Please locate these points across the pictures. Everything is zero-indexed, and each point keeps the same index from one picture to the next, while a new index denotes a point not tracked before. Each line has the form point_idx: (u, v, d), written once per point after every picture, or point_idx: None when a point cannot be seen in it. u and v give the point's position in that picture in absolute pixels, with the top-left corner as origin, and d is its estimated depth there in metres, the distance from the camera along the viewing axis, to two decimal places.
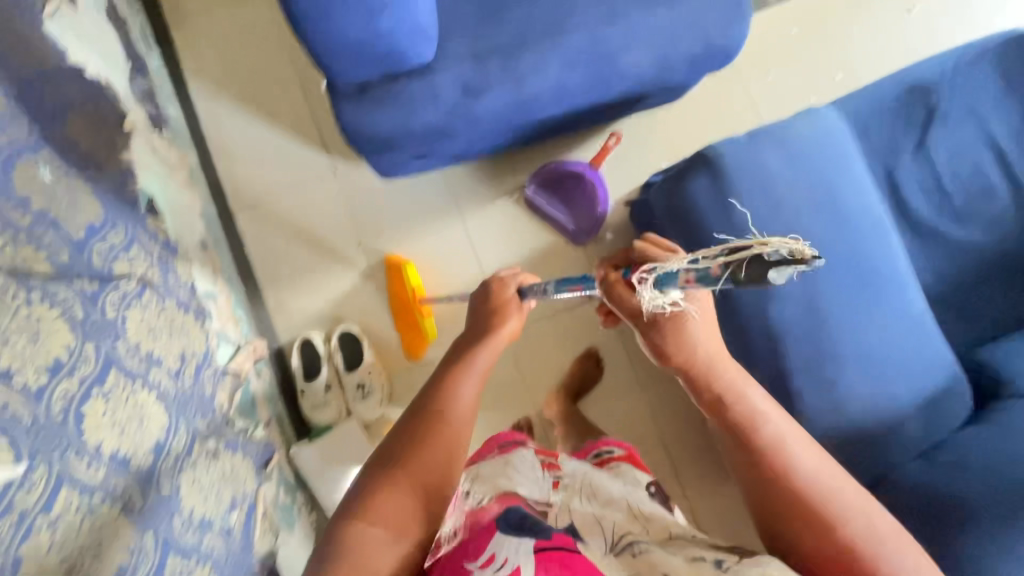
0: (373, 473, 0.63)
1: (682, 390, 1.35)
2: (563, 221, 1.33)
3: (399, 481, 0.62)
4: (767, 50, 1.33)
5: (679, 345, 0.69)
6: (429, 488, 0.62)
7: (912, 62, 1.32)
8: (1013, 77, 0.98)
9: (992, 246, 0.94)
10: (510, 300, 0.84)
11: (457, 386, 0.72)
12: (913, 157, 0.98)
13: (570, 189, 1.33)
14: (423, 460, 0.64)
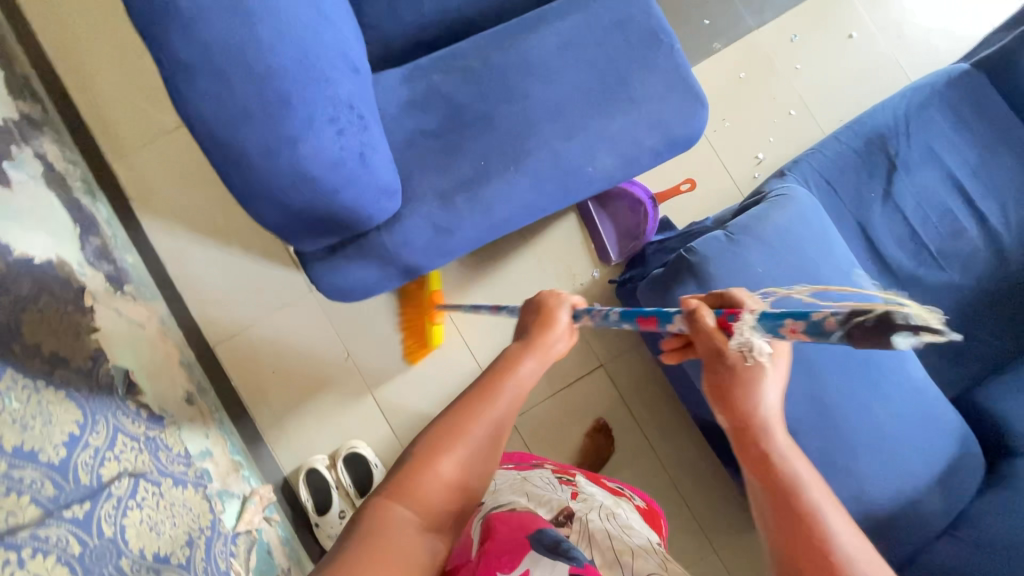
0: (399, 475, 0.51)
1: (695, 445, 1.34)
2: (610, 250, 1.31)
3: (427, 496, 0.50)
4: (719, 98, 1.35)
5: (747, 391, 0.55)
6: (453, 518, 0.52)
7: (855, 90, 1.36)
8: (962, 115, 1.01)
9: (970, 285, 0.97)
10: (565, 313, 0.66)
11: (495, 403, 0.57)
12: (882, 208, 1.00)
13: (621, 214, 1.29)
14: (459, 476, 0.53)
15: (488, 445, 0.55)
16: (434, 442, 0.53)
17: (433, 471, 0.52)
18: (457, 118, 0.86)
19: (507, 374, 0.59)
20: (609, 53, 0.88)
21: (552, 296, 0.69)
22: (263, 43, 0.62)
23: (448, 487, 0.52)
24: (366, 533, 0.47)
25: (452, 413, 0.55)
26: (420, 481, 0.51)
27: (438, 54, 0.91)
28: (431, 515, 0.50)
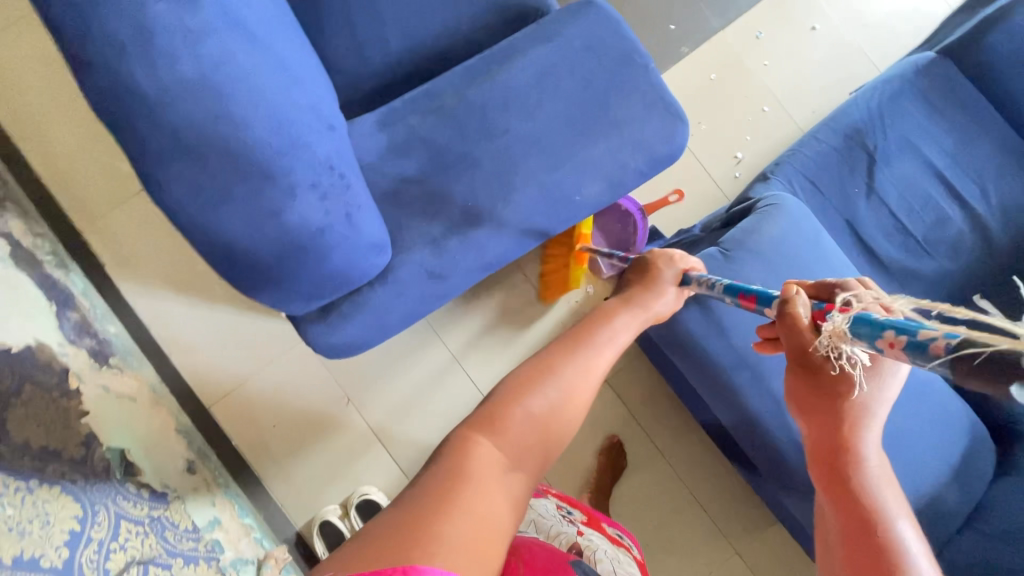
0: (486, 408, 0.59)
1: (707, 449, 1.33)
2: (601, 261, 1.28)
3: (511, 428, 0.57)
4: (693, 101, 1.35)
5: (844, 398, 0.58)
6: (535, 452, 0.57)
7: (823, 82, 1.37)
8: (935, 102, 1.02)
9: (959, 271, 0.98)
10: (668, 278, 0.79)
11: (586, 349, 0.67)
12: (867, 202, 1.00)
13: (614, 225, 1.27)
14: (542, 413, 0.60)
15: (567, 389, 0.63)
16: (522, 381, 0.62)
17: (518, 405, 0.59)
18: (437, 160, 0.84)
19: (594, 336, 0.69)
20: (584, 78, 0.87)
21: (663, 259, 0.81)
22: (236, 120, 0.61)
23: (530, 422, 0.59)
24: (449, 458, 0.52)
25: (538, 361, 0.65)
26: (506, 411, 0.58)
27: (410, 95, 0.89)
28: (512, 448, 0.56)
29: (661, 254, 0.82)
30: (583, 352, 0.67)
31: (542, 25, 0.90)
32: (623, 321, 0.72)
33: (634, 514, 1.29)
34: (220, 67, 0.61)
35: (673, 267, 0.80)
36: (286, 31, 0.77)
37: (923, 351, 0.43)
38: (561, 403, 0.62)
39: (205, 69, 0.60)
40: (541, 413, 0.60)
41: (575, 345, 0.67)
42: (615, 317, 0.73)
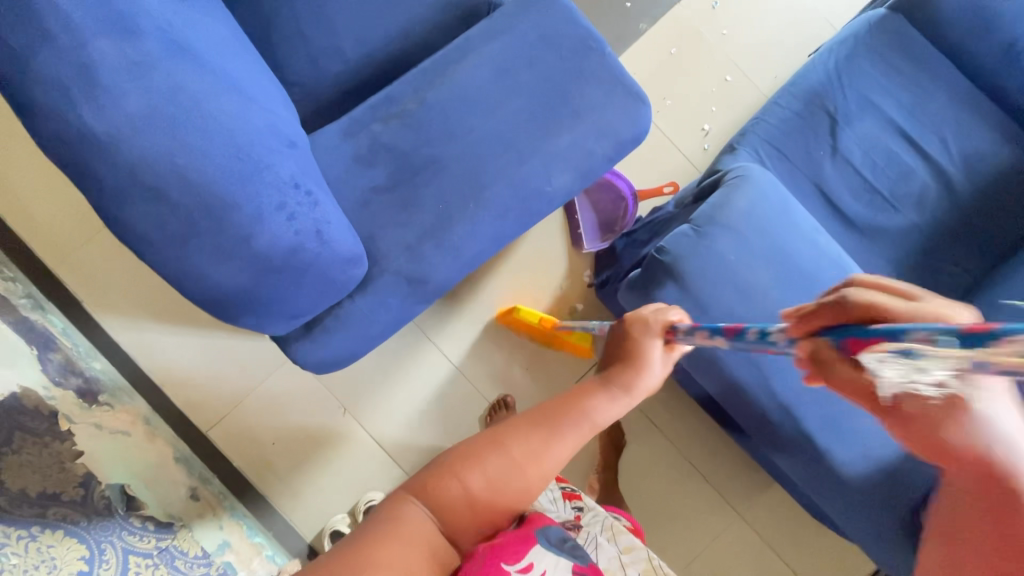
0: (428, 472, 0.56)
1: (703, 419, 1.36)
2: (590, 238, 1.29)
3: (443, 500, 0.54)
4: (656, 78, 1.35)
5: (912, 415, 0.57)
6: (466, 527, 0.54)
7: (781, 47, 1.38)
8: (890, 58, 1.03)
9: (926, 222, 1.00)
10: (652, 345, 0.65)
11: (548, 430, 0.58)
12: (833, 164, 1.02)
13: (606, 207, 1.28)
14: (482, 494, 0.55)
15: (516, 476, 0.56)
16: (465, 455, 0.56)
17: (458, 479, 0.55)
18: (403, 165, 0.84)
19: (562, 414, 0.59)
20: (542, 68, 0.87)
21: (637, 323, 0.67)
22: (193, 151, 0.61)
23: (466, 500, 0.54)
24: (381, 519, 0.53)
25: (489, 435, 0.58)
26: (441, 485, 0.54)
27: (371, 102, 0.88)
28: (446, 516, 0.54)
29: (637, 316, 0.68)
30: (544, 433, 0.57)
31: (495, 18, 0.90)
32: (598, 400, 0.60)
33: (637, 489, 1.32)
34: (171, 100, 0.61)
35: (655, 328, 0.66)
36: (235, 53, 0.76)
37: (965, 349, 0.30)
38: (508, 485, 0.55)
39: (156, 103, 0.59)
40: (482, 491, 0.55)
41: (533, 422, 0.58)
42: (589, 397, 0.61)
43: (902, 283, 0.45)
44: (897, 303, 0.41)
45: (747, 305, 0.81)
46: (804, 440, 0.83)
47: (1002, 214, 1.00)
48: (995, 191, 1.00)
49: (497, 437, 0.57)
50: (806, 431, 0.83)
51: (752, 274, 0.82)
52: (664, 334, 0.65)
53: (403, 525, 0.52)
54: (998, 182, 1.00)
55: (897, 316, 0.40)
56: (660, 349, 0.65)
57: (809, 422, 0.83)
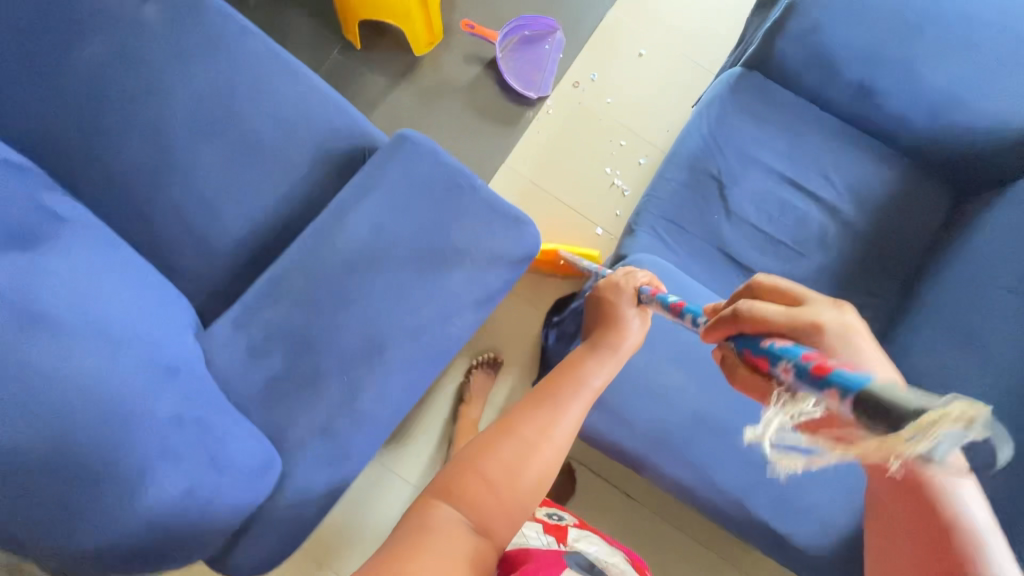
0: (447, 475, 0.62)
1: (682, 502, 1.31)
2: (526, 74, 1.40)
3: (466, 496, 0.60)
4: (554, 159, 1.39)
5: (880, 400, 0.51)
6: (501, 513, 0.60)
7: (667, 101, 1.41)
8: (759, 111, 1.05)
9: (832, 261, 1.01)
10: (628, 308, 0.81)
11: (550, 400, 0.68)
12: (729, 224, 1.03)
13: (524, 51, 1.41)
14: (504, 475, 0.61)
15: (536, 452, 0.63)
16: (481, 444, 0.63)
17: (478, 468, 0.61)
18: (299, 346, 0.83)
19: (565, 386, 0.70)
20: (418, 218, 0.88)
21: (610, 291, 0.85)
22: (61, 432, 0.60)
23: (495, 488, 0.60)
24: (411, 527, 0.58)
25: (501, 422, 0.66)
26: (463, 477, 0.61)
27: (258, 285, 0.87)
28: (475, 506, 0.59)
29: (608, 286, 0.86)
30: (548, 410, 0.67)
31: (363, 175, 0.90)
32: (593, 365, 0.72)
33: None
34: (30, 386, 0.59)
35: (625, 290, 0.84)
36: (105, 286, 0.75)
37: (814, 387, 0.44)
38: (526, 469, 0.62)
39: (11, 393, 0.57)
40: (502, 477, 0.61)
41: (538, 405, 0.67)
42: (586, 364, 0.73)
43: (797, 286, 0.61)
44: (786, 314, 0.55)
45: (659, 406, 0.82)
46: (760, 529, 0.80)
47: (907, 237, 1.00)
48: (893, 217, 1.01)
49: (507, 423, 0.65)
50: (759, 520, 0.80)
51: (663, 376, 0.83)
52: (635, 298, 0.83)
53: (435, 526, 0.57)
54: (891, 208, 1.01)
55: (774, 320, 0.55)
56: (635, 312, 0.81)
57: (761, 512, 0.80)
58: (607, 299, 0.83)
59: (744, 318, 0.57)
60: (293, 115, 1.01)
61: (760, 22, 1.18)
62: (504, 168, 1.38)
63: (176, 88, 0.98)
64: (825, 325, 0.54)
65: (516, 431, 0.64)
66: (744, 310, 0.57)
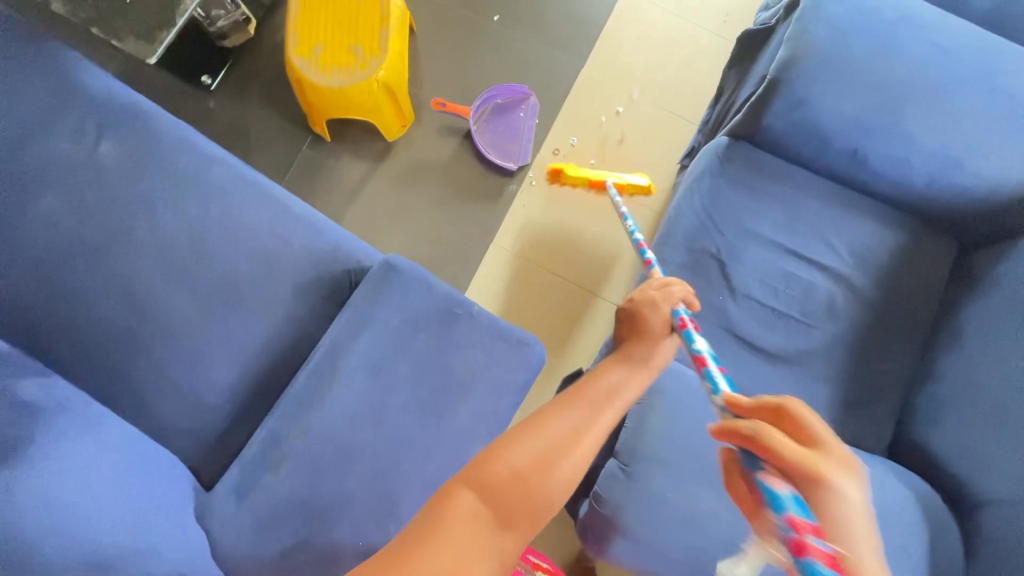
0: (470, 469, 0.58)
1: None
2: (503, 146, 1.35)
3: (487, 487, 0.56)
4: (546, 229, 1.33)
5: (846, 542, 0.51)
6: (524, 510, 0.55)
7: (651, 156, 1.37)
8: (751, 182, 1.02)
9: (845, 330, 0.98)
10: (656, 323, 0.76)
11: (578, 403, 0.64)
12: (736, 303, 0.99)
13: (498, 121, 1.36)
14: (528, 469, 0.57)
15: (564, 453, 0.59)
16: (506, 440, 0.60)
17: (503, 459, 0.57)
18: (308, 514, 0.78)
19: (594, 391, 0.66)
20: (416, 354, 0.84)
21: (646, 307, 0.78)
22: None
23: (520, 481, 0.56)
24: (428, 518, 0.54)
25: (531, 416, 0.62)
26: (485, 468, 0.57)
27: (255, 447, 0.83)
28: (494, 500, 0.55)
29: (642, 300, 0.79)
30: (579, 412, 0.63)
31: (353, 312, 0.86)
32: (625, 377, 0.69)
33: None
34: None
35: (662, 307, 0.78)
36: (94, 487, 0.69)
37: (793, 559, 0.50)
38: (558, 465, 0.58)
39: None
40: (531, 472, 0.57)
41: (570, 406, 0.63)
42: (614, 371, 0.70)
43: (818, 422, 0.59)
44: (795, 452, 0.55)
45: (696, 536, 0.75)
46: None
47: (915, 296, 0.98)
48: (899, 278, 0.99)
49: (534, 418, 0.62)
50: None
51: (697, 502, 0.76)
52: (667, 324, 0.77)
53: (450, 517, 0.54)
54: (895, 269, 0.99)
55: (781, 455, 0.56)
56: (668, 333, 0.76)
57: None
58: (641, 315, 0.77)
59: (758, 444, 0.57)
60: (272, 247, 0.98)
61: (739, 80, 1.15)
62: (495, 246, 1.32)
63: (147, 240, 0.95)
64: (824, 475, 0.54)
65: (542, 425, 0.61)
66: (760, 435, 0.57)
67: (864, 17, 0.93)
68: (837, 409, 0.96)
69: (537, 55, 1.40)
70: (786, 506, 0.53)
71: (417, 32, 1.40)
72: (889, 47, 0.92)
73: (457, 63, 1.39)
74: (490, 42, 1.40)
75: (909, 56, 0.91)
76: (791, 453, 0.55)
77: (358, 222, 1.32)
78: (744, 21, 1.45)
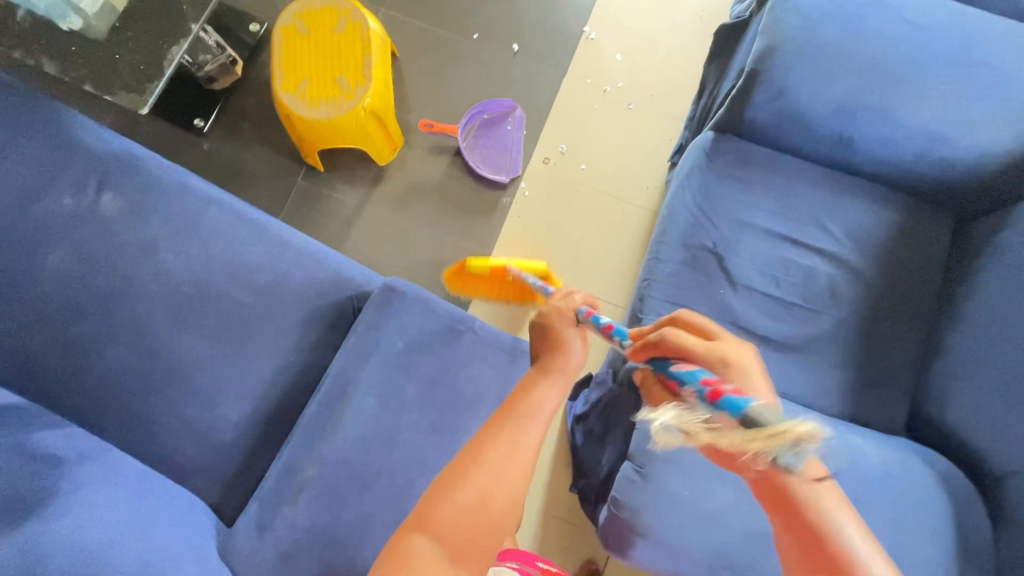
0: (416, 516, 0.56)
1: None
2: (493, 159, 1.37)
3: (437, 532, 0.54)
4: (541, 238, 1.34)
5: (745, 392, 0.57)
6: (474, 547, 0.54)
7: (640, 156, 1.38)
8: (739, 174, 1.03)
9: (850, 312, 0.97)
10: (568, 331, 0.71)
11: (507, 426, 0.61)
12: (737, 294, 0.99)
13: (486, 136, 1.38)
14: (470, 509, 0.56)
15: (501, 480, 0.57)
16: (445, 480, 0.58)
17: (446, 501, 0.56)
18: (328, 543, 0.78)
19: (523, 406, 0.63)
20: (423, 374, 0.85)
21: (554, 317, 0.72)
22: None
23: (462, 522, 0.55)
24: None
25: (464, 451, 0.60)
26: (430, 515, 0.55)
27: (271, 480, 0.83)
28: (446, 545, 0.53)
29: (549, 310, 0.73)
30: (510, 434, 0.60)
31: (358, 338, 0.87)
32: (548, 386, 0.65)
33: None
34: None
35: (567, 313, 0.73)
36: (113, 534, 0.69)
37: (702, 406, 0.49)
38: (498, 496, 0.57)
39: None
40: (474, 511, 0.56)
41: (498, 429, 0.61)
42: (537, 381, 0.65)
43: (707, 326, 0.66)
44: (694, 343, 0.61)
45: (716, 532, 0.75)
46: None
47: (916, 271, 0.98)
48: (899, 256, 0.98)
49: (468, 453, 0.60)
50: None
51: (714, 498, 0.76)
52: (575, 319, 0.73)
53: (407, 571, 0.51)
54: (893, 246, 0.99)
55: (687, 348, 0.61)
56: (577, 334, 0.71)
57: None
58: (549, 325, 0.72)
59: (667, 345, 0.62)
60: (273, 281, 0.99)
61: (720, 74, 1.16)
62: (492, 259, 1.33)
63: (151, 284, 0.97)
64: (730, 359, 0.59)
65: (476, 459, 0.59)
66: (667, 336, 0.63)
67: (836, 3, 0.94)
68: (850, 392, 0.95)
69: (519, 68, 1.42)
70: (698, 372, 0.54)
71: (399, 57, 1.42)
72: (865, 29, 0.92)
73: (441, 84, 1.41)
74: (471, 60, 1.43)
75: (885, 36, 0.92)
76: (692, 345, 0.61)
77: (357, 248, 1.33)
78: (720, 16, 1.46)
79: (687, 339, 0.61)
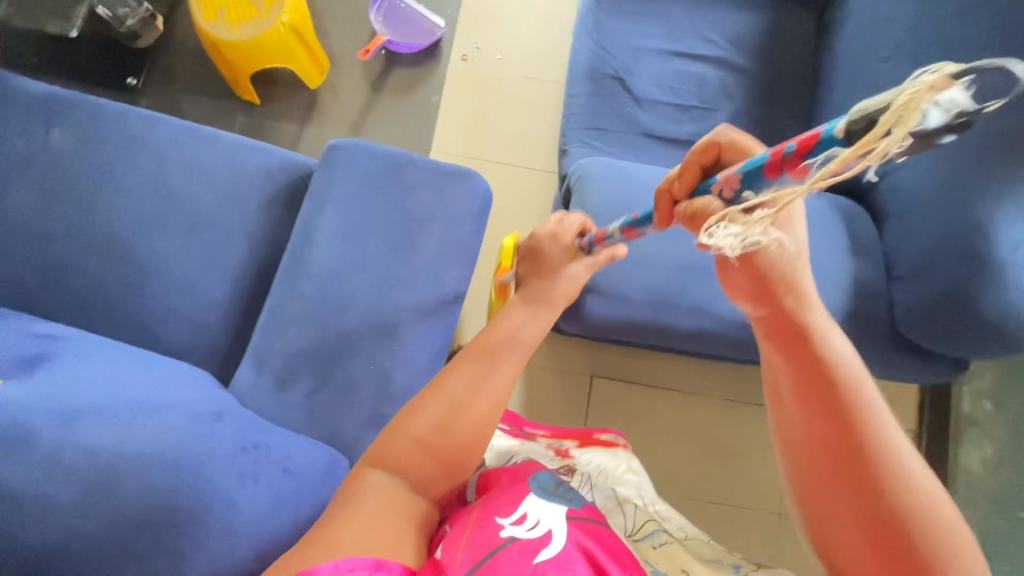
0: (382, 441, 0.65)
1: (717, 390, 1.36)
2: (417, 32, 1.46)
3: (398, 461, 0.63)
4: (475, 126, 1.45)
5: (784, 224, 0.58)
6: (436, 470, 0.63)
7: (548, 39, 1.51)
8: (626, 9, 1.15)
9: (740, 103, 1.11)
10: (556, 257, 0.81)
11: (467, 368, 0.68)
12: (644, 109, 1.12)
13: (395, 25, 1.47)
14: (432, 436, 0.63)
15: (462, 410, 0.65)
16: (408, 411, 0.65)
17: (407, 429, 0.64)
18: (323, 359, 0.88)
19: (492, 340, 0.71)
20: (376, 210, 0.95)
21: (547, 241, 0.83)
22: (142, 485, 0.63)
23: (421, 451, 0.63)
24: (347, 491, 0.61)
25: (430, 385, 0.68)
26: (393, 443, 0.63)
27: (260, 326, 0.92)
28: (406, 469, 0.63)
29: (543, 235, 0.83)
30: (478, 369, 0.67)
31: (313, 196, 0.96)
32: (519, 319, 0.73)
33: (696, 473, 1.30)
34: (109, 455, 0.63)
35: (561, 237, 0.83)
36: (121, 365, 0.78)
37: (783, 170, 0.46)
38: (459, 424, 0.64)
39: (97, 462, 0.62)
40: (432, 438, 0.63)
41: (465, 365, 0.68)
42: (512, 313, 0.74)
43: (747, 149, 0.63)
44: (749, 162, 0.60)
45: (647, 270, 0.89)
46: None
47: (788, 59, 1.12)
48: (772, 49, 1.13)
49: (434, 388, 0.67)
50: None
51: (642, 245, 0.89)
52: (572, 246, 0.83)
53: (366, 491, 0.61)
54: (766, 42, 1.13)
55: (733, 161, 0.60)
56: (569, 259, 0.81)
57: None
58: (542, 247, 0.82)
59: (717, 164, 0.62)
60: (229, 177, 1.08)
61: None
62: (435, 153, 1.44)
63: (110, 195, 1.04)
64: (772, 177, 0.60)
65: (436, 390, 0.66)
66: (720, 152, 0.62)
67: None
68: None
69: None
70: (760, 153, 0.49)
71: None
72: None
73: (354, 8, 1.51)
74: None
75: None
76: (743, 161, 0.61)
77: None
78: None
79: (704, 139, 0.62)
